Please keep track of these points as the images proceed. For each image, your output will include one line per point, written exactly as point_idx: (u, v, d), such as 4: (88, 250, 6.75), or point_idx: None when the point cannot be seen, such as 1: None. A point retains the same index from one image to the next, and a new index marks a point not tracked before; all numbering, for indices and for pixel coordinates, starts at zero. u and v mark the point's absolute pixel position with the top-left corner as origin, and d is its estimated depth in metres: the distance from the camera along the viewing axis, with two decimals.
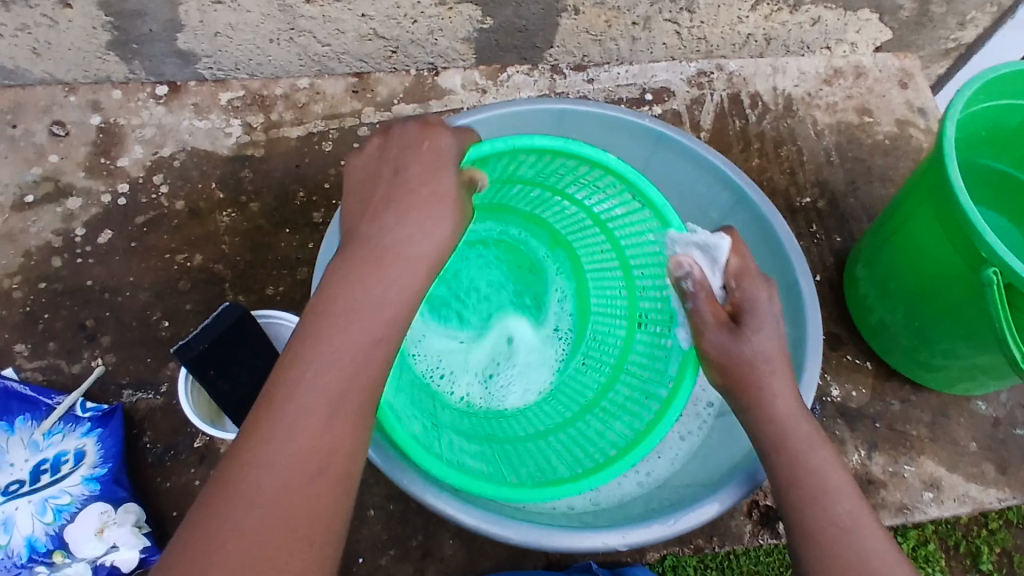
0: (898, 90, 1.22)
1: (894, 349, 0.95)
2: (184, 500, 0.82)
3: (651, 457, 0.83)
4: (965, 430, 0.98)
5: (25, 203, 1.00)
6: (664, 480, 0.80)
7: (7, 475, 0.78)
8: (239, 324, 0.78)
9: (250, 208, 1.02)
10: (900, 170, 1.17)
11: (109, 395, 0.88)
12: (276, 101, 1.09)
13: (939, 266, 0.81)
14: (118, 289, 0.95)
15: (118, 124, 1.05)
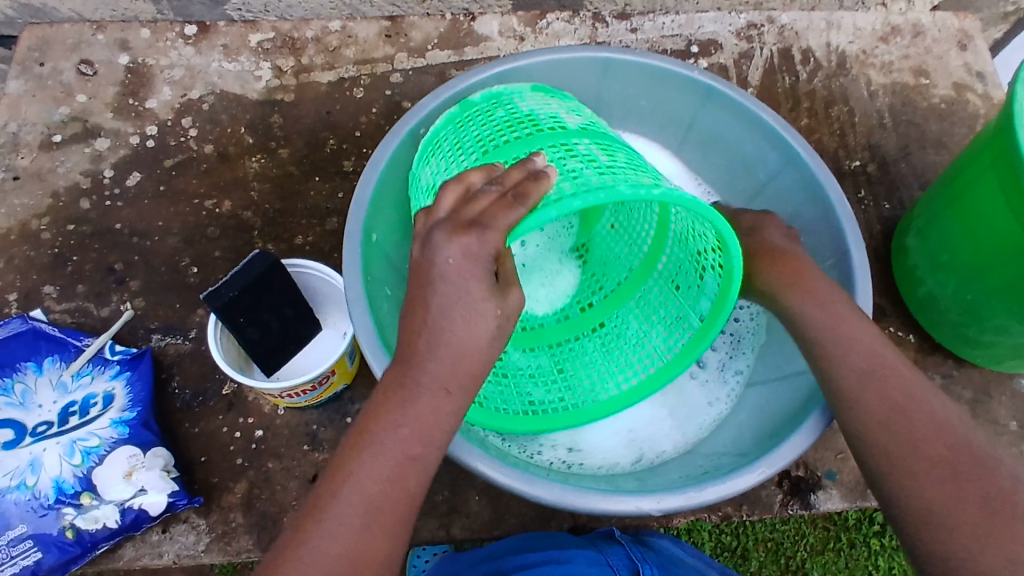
0: (957, 52, 1.14)
1: (941, 323, 0.91)
2: (212, 446, 0.82)
3: (676, 423, 0.81)
4: (1008, 409, 0.94)
5: (53, 143, 0.98)
6: (695, 446, 0.78)
7: (36, 416, 0.79)
8: (269, 273, 0.75)
9: (280, 154, 0.99)
10: (957, 137, 1.09)
11: (138, 339, 0.88)
12: (306, 44, 1.05)
13: (1000, 238, 0.76)
14: (146, 233, 0.94)
15: (146, 65, 1.03)
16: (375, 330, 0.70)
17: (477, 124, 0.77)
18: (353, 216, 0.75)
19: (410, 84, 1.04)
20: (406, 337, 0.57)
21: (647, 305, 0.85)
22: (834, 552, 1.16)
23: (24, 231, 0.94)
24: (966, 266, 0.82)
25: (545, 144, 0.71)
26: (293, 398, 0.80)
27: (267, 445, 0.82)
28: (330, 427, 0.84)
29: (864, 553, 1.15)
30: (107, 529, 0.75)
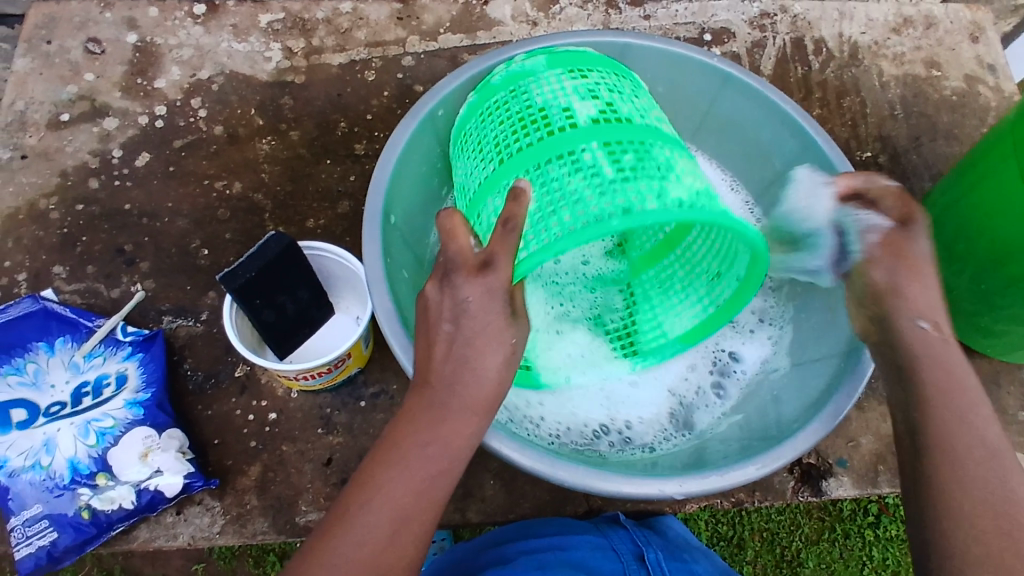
0: (969, 44, 1.15)
1: (954, 313, 0.92)
2: (226, 429, 0.82)
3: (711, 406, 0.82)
4: (1015, 399, 0.95)
5: (61, 122, 0.97)
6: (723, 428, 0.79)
7: (48, 397, 0.78)
8: (286, 254, 0.75)
9: (290, 136, 0.98)
10: (968, 128, 1.10)
11: (149, 321, 0.87)
12: (317, 25, 1.04)
13: (1020, 226, 0.77)
14: (156, 214, 0.93)
15: (155, 44, 1.01)
16: (394, 308, 0.69)
17: (484, 117, 0.77)
18: (372, 203, 0.74)
19: (423, 67, 1.03)
20: (432, 319, 0.57)
21: (691, 255, 0.88)
22: (828, 542, 1.16)
23: (32, 211, 0.92)
24: (982, 253, 0.83)
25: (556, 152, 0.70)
26: (308, 381, 0.79)
27: (280, 428, 0.82)
28: (344, 411, 0.83)
29: (857, 543, 1.16)
30: (123, 510, 0.74)
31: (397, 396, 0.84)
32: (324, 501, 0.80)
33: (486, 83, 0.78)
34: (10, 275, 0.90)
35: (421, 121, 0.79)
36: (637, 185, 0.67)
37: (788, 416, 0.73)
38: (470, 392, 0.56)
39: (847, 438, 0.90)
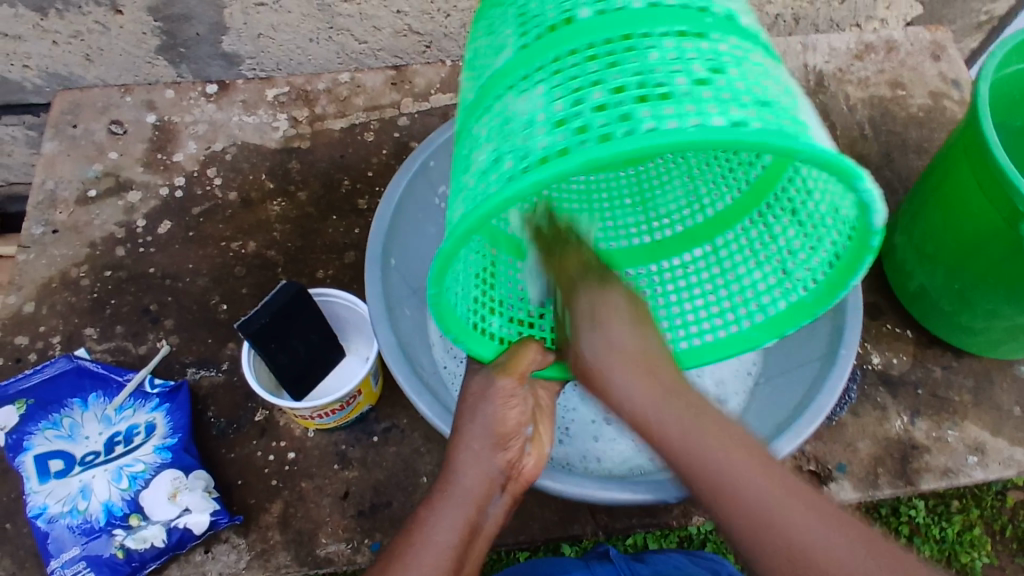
0: (931, 63, 1.25)
1: (934, 314, 0.96)
2: (247, 470, 0.86)
3: None
4: (1008, 394, 0.98)
5: (88, 197, 1.06)
6: None
7: (83, 447, 0.83)
8: (296, 302, 0.81)
9: (299, 196, 1.06)
10: (937, 141, 1.17)
11: (174, 373, 0.93)
12: (319, 95, 1.14)
13: (977, 225, 0.83)
14: (178, 275, 1.00)
15: (172, 122, 1.11)
16: (398, 345, 0.76)
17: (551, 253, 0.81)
18: (374, 249, 0.82)
19: (418, 125, 1.12)
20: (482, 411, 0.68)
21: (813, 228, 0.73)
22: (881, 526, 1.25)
23: (64, 279, 1.00)
24: (950, 252, 0.88)
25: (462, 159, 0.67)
26: (323, 418, 0.84)
27: (299, 466, 0.87)
28: (358, 446, 0.88)
29: (929, 552, 1.25)
30: (154, 548, 0.79)
31: (408, 430, 0.89)
32: (343, 532, 0.84)
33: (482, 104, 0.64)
34: (44, 339, 0.97)
35: (414, 173, 0.88)
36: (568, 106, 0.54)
37: (781, 416, 0.78)
38: (486, 456, 0.67)
39: (846, 443, 0.95)
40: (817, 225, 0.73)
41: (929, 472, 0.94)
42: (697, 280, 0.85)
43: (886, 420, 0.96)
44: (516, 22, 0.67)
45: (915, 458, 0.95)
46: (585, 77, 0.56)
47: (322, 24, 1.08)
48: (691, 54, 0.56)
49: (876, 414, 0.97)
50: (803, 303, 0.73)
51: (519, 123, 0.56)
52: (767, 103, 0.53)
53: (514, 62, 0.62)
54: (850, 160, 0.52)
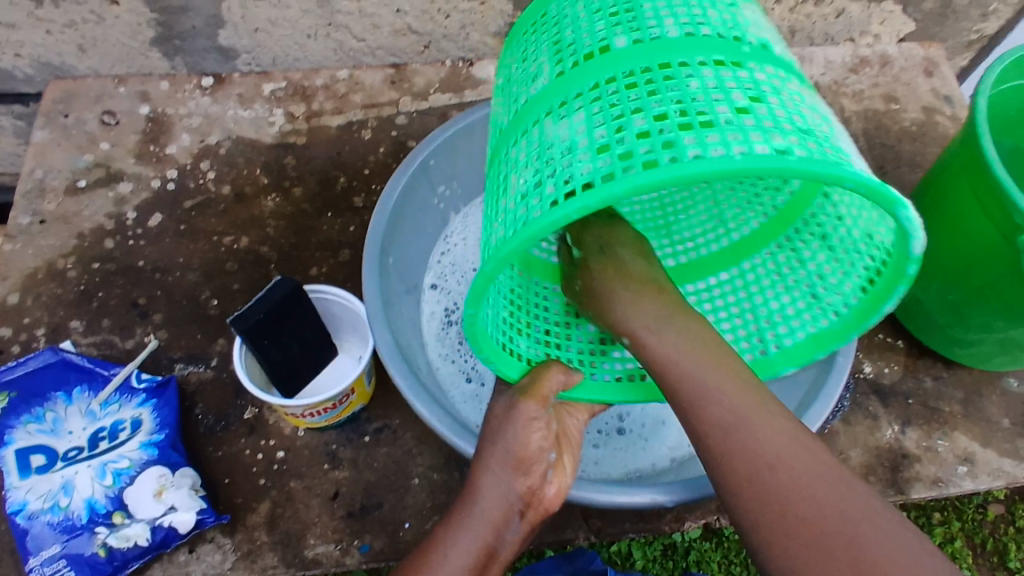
0: (924, 79, 1.27)
1: (927, 326, 0.97)
2: (235, 468, 0.85)
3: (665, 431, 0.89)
4: (997, 407, 0.99)
5: (78, 188, 1.04)
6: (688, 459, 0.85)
7: (66, 442, 0.81)
8: (289, 298, 0.79)
9: (293, 193, 1.05)
10: (929, 156, 1.18)
11: (161, 369, 0.91)
12: (316, 91, 1.13)
13: (974, 237, 0.83)
14: (168, 269, 0.99)
15: (166, 114, 1.10)
16: (394, 341, 0.76)
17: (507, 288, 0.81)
18: (371, 244, 0.81)
19: (416, 124, 1.11)
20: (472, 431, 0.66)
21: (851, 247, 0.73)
22: None
23: (51, 270, 0.98)
24: (946, 266, 0.89)
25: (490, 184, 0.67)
26: (314, 417, 0.83)
27: (288, 465, 0.85)
28: (348, 446, 0.87)
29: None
30: (138, 547, 0.77)
31: (400, 430, 0.88)
32: (332, 533, 0.82)
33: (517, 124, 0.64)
34: (29, 330, 0.94)
35: (414, 172, 0.87)
36: (613, 134, 0.53)
37: None
38: (504, 480, 0.65)
39: (837, 452, 0.95)
40: (852, 251, 0.73)
41: (920, 482, 0.94)
42: (710, 304, 0.86)
43: (878, 430, 0.97)
44: (550, 50, 0.67)
45: (906, 468, 0.95)
46: (625, 104, 0.55)
47: (321, 20, 1.07)
48: (731, 83, 0.56)
49: (868, 423, 0.97)
50: (829, 331, 0.73)
51: (559, 149, 0.56)
52: (808, 132, 0.52)
53: (547, 91, 0.62)
54: (892, 190, 0.51)
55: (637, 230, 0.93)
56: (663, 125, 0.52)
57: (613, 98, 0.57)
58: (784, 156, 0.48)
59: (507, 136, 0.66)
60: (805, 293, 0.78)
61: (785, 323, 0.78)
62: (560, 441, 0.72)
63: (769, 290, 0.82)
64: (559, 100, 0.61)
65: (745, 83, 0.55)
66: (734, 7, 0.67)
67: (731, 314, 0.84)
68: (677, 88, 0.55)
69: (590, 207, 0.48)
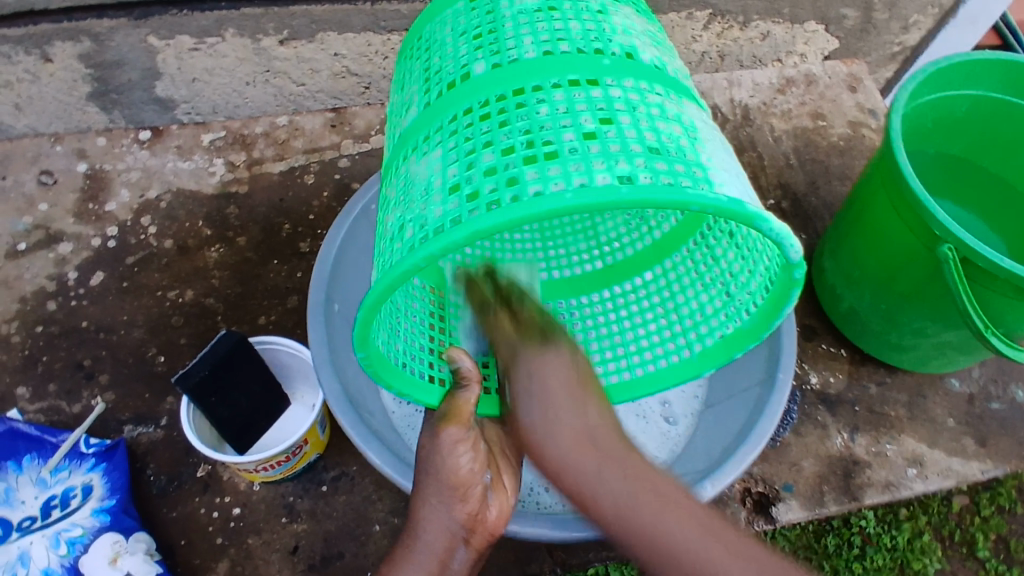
0: (848, 94, 1.33)
1: (865, 334, 1.00)
2: (190, 530, 0.83)
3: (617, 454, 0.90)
4: (939, 407, 1.03)
5: (17, 251, 1.02)
6: None
7: (18, 512, 0.78)
8: (235, 352, 0.79)
9: (238, 242, 1.04)
10: (858, 168, 1.24)
11: (109, 432, 0.89)
12: (256, 139, 1.13)
13: (900, 247, 0.87)
14: (113, 328, 0.97)
15: (105, 170, 1.09)
16: (343, 391, 0.75)
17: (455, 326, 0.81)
18: (316, 293, 0.81)
19: (359, 166, 1.12)
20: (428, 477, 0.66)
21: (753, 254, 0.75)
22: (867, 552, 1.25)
23: None
24: (877, 276, 0.92)
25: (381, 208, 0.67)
26: (269, 471, 0.82)
27: (245, 522, 0.84)
28: (306, 497, 0.85)
29: (882, 561, 1.24)
30: None
31: (357, 477, 0.87)
32: None
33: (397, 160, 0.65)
34: None
35: (354, 217, 0.87)
36: (504, 158, 0.54)
37: (728, 442, 0.80)
38: (444, 510, 0.64)
39: (791, 462, 0.97)
40: (747, 261, 0.76)
41: (872, 486, 0.97)
42: (626, 308, 0.88)
43: (829, 438, 1.00)
44: (421, 79, 0.69)
45: (858, 474, 0.98)
46: (478, 138, 0.57)
47: (258, 68, 1.07)
48: (580, 104, 0.57)
49: (818, 432, 1.00)
50: (735, 335, 0.75)
51: (419, 188, 0.57)
52: (648, 151, 0.53)
53: (423, 119, 0.64)
54: (747, 207, 0.50)
55: (556, 238, 0.97)
56: (552, 147, 0.53)
57: (499, 120, 0.57)
58: (625, 185, 0.49)
59: (393, 164, 0.67)
60: (714, 295, 0.79)
61: (694, 330, 0.80)
62: (496, 458, 0.71)
63: (677, 294, 0.84)
64: (440, 125, 0.61)
65: (654, 111, 0.58)
66: (604, 14, 0.69)
67: (641, 319, 0.86)
68: (557, 109, 0.57)
69: (473, 235, 0.49)
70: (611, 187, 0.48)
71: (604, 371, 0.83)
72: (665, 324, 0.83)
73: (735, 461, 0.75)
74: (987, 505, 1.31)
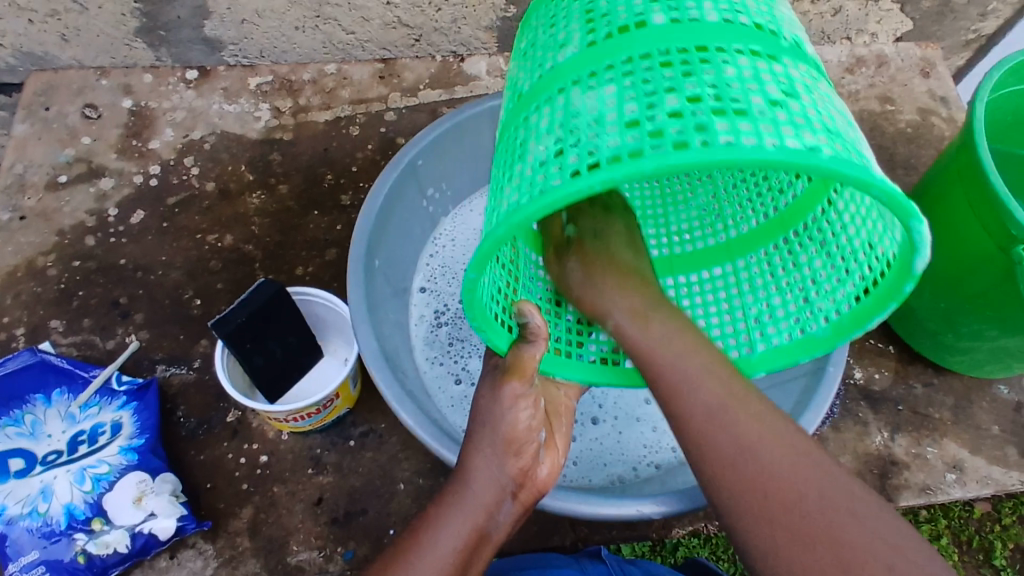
0: (920, 79, 1.25)
1: (920, 333, 0.96)
2: (218, 473, 0.84)
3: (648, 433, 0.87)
4: (987, 414, 0.98)
5: (58, 183, 1.02)
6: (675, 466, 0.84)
7: (44, 446, 0.80)
8: (273, 301, 0.78)
9: (279, 190, 1.03)
10: (924, 158, 1.18)
11: (143, 370, 0.90)
12: (303, 86, 1.11)
13: (968, 245, 0.82)
14: (151, 267, 0.97)
15: (150, 108, 1.08)
16: (379, 349, 0.74)
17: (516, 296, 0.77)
18: (357, 249, 0.79)
19: (405, 121, 1.09)
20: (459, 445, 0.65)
21: (845, 247, 0.71)
22: None
23: (30, 268, 0.96)
24: (939, 274, 0.88)
25: (500, 152, 0.63)
26: (298, 422, 0.81)
27: (271, 470, 0.84)
28: (334, 450, 0.85)
29: None
30: (118, 554, 0.76)
31: (386, 435, 0.87)
32: (315, 540, 0.81)
33: (522, 95, 0.63)
34: (7, 330, 0.93)
35: (400, 172, 0.85)
36: (689, 107, 0.49)
37: None
38: (496, 464, 0.64)
39: (827, 458, 0.95)
40: (849, 257, 0.70)
41: (908, 489, 0.94)
42: (698, 298, 0.85)
43: (867, 436, 0.96)
44: (582, 19, 0.64)
45: (894, 475, 0.95)
46: (659, 81, 0.53)
47: (308, 12, 1.04)
48: (768, 75, 0.54)
49: (858, 429, 0.97)
50: (811, 338, 0.71)
51: (585, 120, 0.53)
52: (836, 133, 0.50)
53: (581, 58, 0.59)
54: (913, 202, 0.49)
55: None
56: (720, 109, 0.49)
57: (666, 73, 0.53)
58: (815, 153, 0.45)
59: (528, 87, 0.63)
60: (799, 292, 0.75)
61: (765, 335, 0.75)
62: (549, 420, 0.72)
63: (759, 285, 0.81)
64: (604, 65, 0.57)
65: (808, 92, 0.54)
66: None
67: (718, 305, 0.82)
68: (720, 74, 0.52)
69: (631, 176, 0.45)
70: (808, 151, 0.45)
71: (674, 347, 0.81)
72: (739, 313, 0.80)
73: None
74: (1010, 514, 1.23)
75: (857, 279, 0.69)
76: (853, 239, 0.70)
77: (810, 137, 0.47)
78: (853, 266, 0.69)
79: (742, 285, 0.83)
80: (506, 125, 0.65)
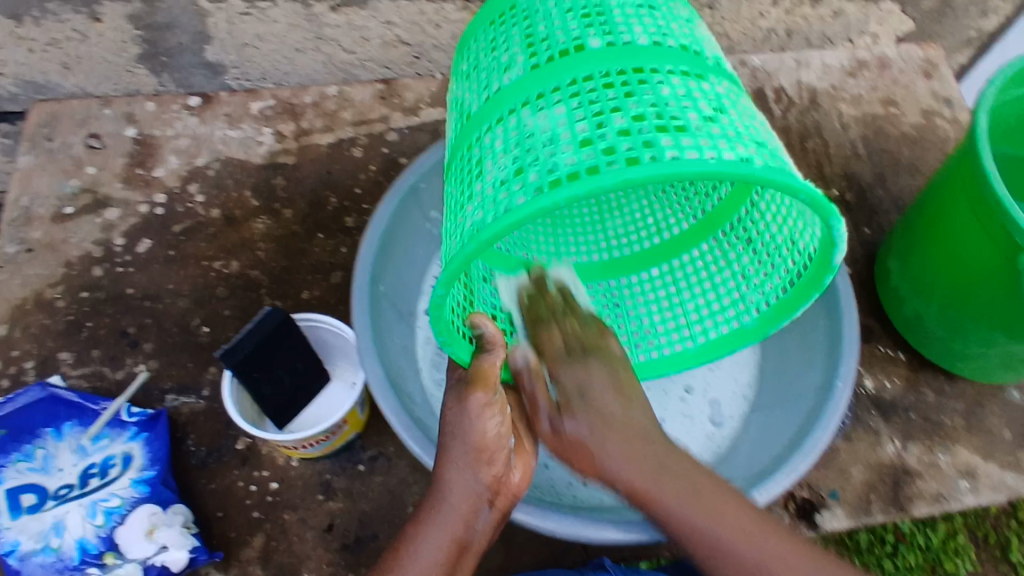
0: (923, 81, 1.24)
1: (929, 341, 0.95)
2: (228, 502, 0.84)
3: None
4: (1000, 420, 0.97)
5: (65, 215, 1.03)
6: None
7: (57, 480, 0.80)
8: (279, 329, 0.77)
9: (283, 215, 1.03)
10: (930, 160, 1.16)
11: (152, 401, 0.90)
12: (306, 110, 1.11)
13: (974, 256, 0.81)
14: (158, 296, 0.97)
15: (153, 136, 1.08)
16: (385, 376, 0.74)
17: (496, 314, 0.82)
18: (361, 275, 0.80)
19: (406, 140, 1.10)
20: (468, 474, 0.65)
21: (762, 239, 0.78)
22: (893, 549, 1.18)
23: (39, 300, 0.97)
24: (945, 283, 0.87)
25: (453, 177, 0.62)
26: (307, 449, 0.81)
27: (282, 497, 0.84)
28: (343, 476, 0.86)
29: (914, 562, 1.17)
30: None
31: (394, 458, 0.87)
32: (327, 566, 0.82)
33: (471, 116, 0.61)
34: (18, 363, 0.93)
35: (403, 196, 0.85)
36: (625, 128, 0.50)
37: (779, 449, 0.77)
38: (469, 475, 0.64)
39: (839, 470, 0.94)
40: (772, 254, 0.77)
41: (922, 499, 0.93)
42: (651, 293, 0.88)
43: (879, 446, 0.96)
44: (523, 43, 0.62)
45: (907, 485, 0.94)
46: (603, 102, 0.53)
47: (308, 34, 1.05)
48: (698, 93, 0.55)
49: (870, 440, 0.96)
50: (744, 329, 0.78)
51: (539, 140, 0.52)
52: (764, 144, 0.52)
53: (522, 81, 0.58)
54: (831, 204, 0.53)
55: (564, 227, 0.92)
56: (646, 122, 0.50)
57: (588, 96, 0.54)
58: (746, 164, 0.47)
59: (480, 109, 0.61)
60: (731, 295, 0.81)
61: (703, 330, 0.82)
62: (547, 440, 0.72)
63: (694, 284, 0.85)
64: (530, 92, 0.56)
65: (746, 114, 0.56)
66: (692, 24, 0.65)
67: (658, 306, 0.86)
68: (658, 92, 0.53)
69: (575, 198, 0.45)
70: (739, 162, 0.47)
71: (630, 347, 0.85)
72: (679, 314, 0.85)
73: (784, 473, 0.71)
74: None
75: (781, 277, 0.75)
76: (783, 242, 0.75)
77: (737, 149, 0.49)
78: (781, 263, 0.76)
79: (679, 285, 0.86)
80: (457, 145, 0.63)
